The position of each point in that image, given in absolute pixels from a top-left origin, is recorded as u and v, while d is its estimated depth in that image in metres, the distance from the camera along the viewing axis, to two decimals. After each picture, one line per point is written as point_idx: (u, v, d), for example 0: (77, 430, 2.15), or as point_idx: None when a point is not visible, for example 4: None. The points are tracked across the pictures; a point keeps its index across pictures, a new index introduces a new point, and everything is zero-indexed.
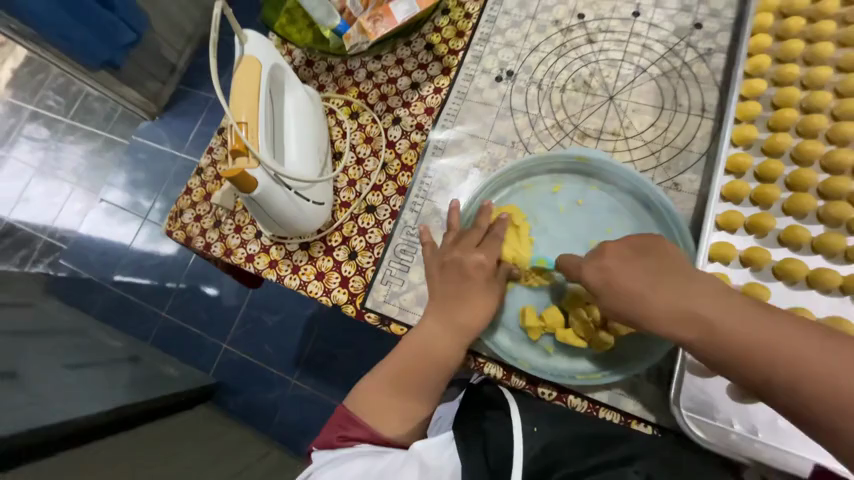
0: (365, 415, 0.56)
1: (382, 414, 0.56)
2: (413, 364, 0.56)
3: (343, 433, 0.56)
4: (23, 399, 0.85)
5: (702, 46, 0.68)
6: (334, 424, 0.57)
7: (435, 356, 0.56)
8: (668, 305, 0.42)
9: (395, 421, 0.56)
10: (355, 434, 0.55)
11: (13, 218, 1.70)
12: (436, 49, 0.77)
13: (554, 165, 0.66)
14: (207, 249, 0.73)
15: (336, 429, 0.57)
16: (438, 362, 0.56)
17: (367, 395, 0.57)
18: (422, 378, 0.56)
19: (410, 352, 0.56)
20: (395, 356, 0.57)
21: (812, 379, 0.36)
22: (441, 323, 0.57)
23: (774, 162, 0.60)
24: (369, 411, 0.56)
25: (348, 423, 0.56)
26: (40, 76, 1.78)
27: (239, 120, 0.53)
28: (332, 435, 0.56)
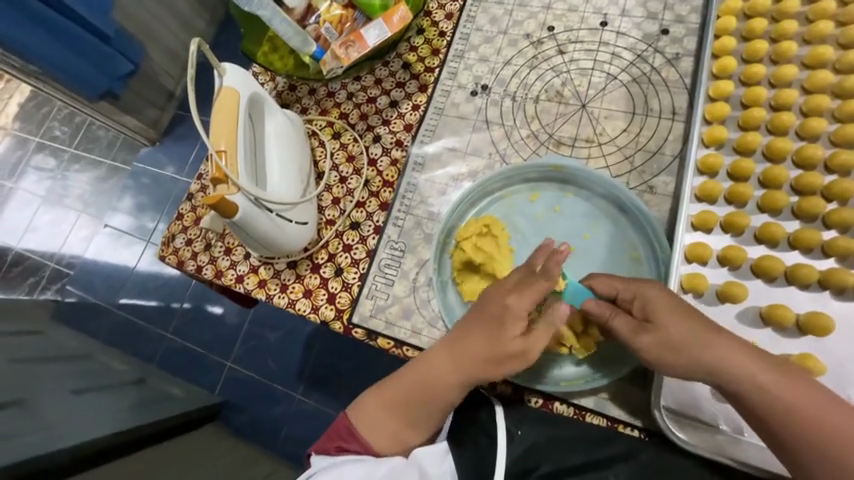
0: (364, 428, 0.56)
1: (379, 430, 0.56)
2: (414, 393, 0.55)
3: (341, 444, 0.56)
4: (30, 425, 0.86)
5: (669, 51, 0.70)
6: (334, 433, 0.58)
7: (435, 392, 0.54)
8: (694, 343, 0.47)
9: (391, 440, 0.56)
10: (354, 446, 0.56)
11: (22, 246, 1.74)
12: (412, 67, 0.79)
13: (530, 175, 0.67)
14: (199, 272, 0.76)
15: (336, 439, 0.57)
16: (439, 396, 0.54)
17: (368, 409, 0.57)
18: (422, 407, 0.54)
19: (413, 380, 0.55)
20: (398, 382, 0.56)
21: (766, 398, 0.45)
22: (447, 358, 0.54)
23: (746, 160, 0.61)
24: (369, 425, 0.56)
25: (349, 436, 0.56)
26: (45, 109, 1.84)
27: (219, 149, 0.56)
28: (330, 445, 0.57)
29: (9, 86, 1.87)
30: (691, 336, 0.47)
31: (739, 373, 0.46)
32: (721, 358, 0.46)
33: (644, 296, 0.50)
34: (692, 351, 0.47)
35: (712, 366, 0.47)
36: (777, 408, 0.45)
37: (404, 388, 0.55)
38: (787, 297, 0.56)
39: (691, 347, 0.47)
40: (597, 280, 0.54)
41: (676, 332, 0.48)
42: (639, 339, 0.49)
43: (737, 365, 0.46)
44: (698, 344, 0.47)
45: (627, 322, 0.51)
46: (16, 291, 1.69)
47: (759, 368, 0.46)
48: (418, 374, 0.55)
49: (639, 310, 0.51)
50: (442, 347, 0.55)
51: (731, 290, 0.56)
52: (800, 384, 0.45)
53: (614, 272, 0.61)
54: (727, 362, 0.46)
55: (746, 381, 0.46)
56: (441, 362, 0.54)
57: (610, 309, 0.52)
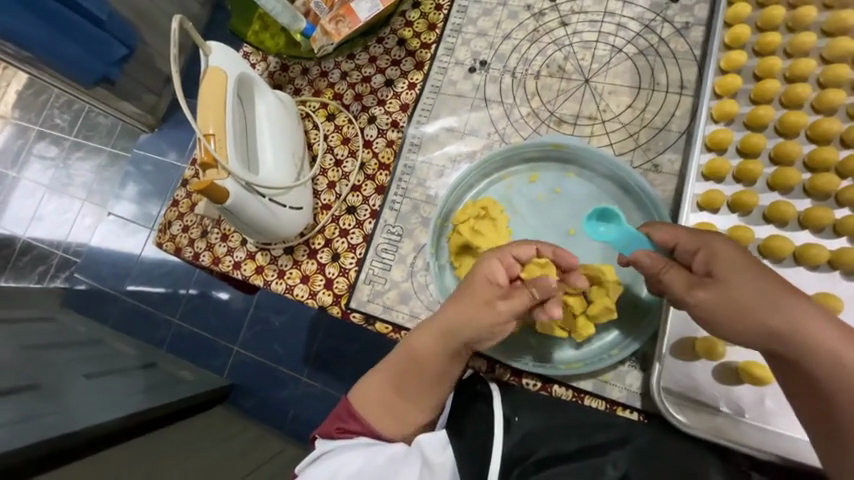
0: (363, 409, 0.57)
1: (376, 409, 0.56)
2: (407, 367, 0.55)
3: (342, 426, 0.57)
4: (42, 409, 0.88)
5: (679, 20, 0.66)
6: (335, 417, 0.59)
7: (430, 370, 0.54)
8: (760, 303, 0.42)
9: (389, 420, 0.56)
10: (353, 427, 0.56)
11: (29, 235, 1.76)
12: (408, 44, 0.76)
13: (529, 154, 0.65)
14: (196, 259, 0.75)
15: (337, 421, 0.58)
16: (434, 373, 0.54)
17: (366, 388, 0.58)
18: (419, 385, 0.55)
19: (404, 357, 0.55)
20: (395, 361, 0.56)
21: (844, 370, 0.40)
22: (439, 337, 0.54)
23: (756, 136, 0.58)
24: (368, 407, 0.57)
25: (348, 417, 0.57)
26: (43, 96, 1.82)
27: (206, 133, 0.54)
28: (331, 427, 0.58)
29: (5, 73, 1.85)
30: (758, 294, 0.42)
31: (808, 338, 0.41)
32: (789, 319, 0.41)
33: (711, 248, 0.45)
34: (755, 312, 0.42)
35: (780, 327, 0.41)
36: (845, 382, 0.40)
37: (398, 363, 0.56)
38: (794, 278, 0.54)
39: (757, 307, 0.42)
40: (658, 228, 0.50)
41: (742, 289, 0.42)
42: (694, 295, 0.44)
43: (806, 329, 0.41)
44: (764, 304, 0.42)
45: (682, 277, 0.46)
46: (26, 280, 1.71)
47: (833, 334, 0.41)
48: (407, 350, 0.56)
49: (701, 265, 0.45)
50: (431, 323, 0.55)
51: None
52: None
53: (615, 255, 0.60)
54: (794, 325, 0.41)
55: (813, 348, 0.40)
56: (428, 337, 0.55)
57: (664, 262, 0.47)
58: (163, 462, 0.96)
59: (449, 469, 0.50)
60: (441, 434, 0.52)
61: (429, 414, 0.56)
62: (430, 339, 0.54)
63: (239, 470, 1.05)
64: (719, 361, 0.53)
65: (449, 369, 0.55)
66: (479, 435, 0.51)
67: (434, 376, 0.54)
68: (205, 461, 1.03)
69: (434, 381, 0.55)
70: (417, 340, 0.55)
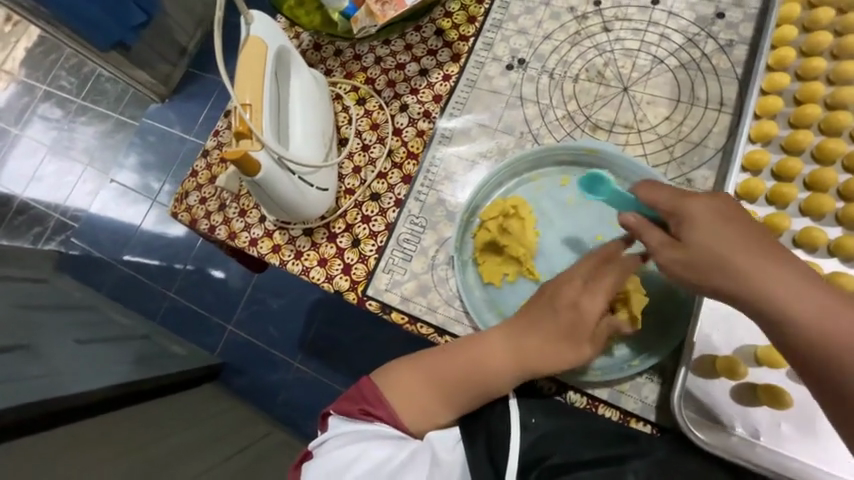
0: (391, 395, 0.55)
1: (405, 398, 0.55)
2: (466, 371, 0.54)
3: (366, 409, 0.55)
4: (33, 371, 0.87)
5: (723, 37, 0.66)
6: (358, 397, 0.57)
7: (486, 376, 0.53)
8: (725, 256, 0.43)
9: (416, 411, 0.55)
10: (378, 412, 0.55)
11: (27, 195, 1.72)
12: (446, 34, 0.75)
13: (563, 157, 0.64)
14: (212, 232, 0.74)
15: (361, 402, 0.56)
16: (488, 380, 0.53)
17: (399, 375, 0.56)
18: (466, 387, 0.54)
19: (468, 360, 0.54)
20: (447, 359, 0.55)
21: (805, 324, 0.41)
22: (508, 345, 0.54)
23: (793, 160, 0.58)
24: (398, 395, 0.55)
25: (375, 402, 0.55)
26: (54, 55, 1.78)
27: (244, 103, 0.53)
28: (354, 407, 0.56)
29: (17, 28, 1.81)
30: (722, 246, 0.43)
31: (764, 287, 0.42)
32: (742, 272, 0.43)
33: (687, 210, 0.46)
34: (715, 265, 0.43)
35: (743, 279, 0.43)
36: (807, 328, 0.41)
37: (455, 364, 0.54)
38: None
39: (720, 257, 0.43)
40: (654, 190, 0.48)
41: (704, 241, 0.44)
42: (663, 253, 0.46)
43: (767, 280, 0.42)
44: (717, 256, 0.43)
45: (657, 236, 0.47)
46: (21, 240, 1.68)
47: (792, 282, 0.42)
48: (472, 355, 0.54)
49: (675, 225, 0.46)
50: (507, 332, 0.54)
51: None
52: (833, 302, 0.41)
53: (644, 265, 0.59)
54: (748, 282, 0.42)
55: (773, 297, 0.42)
56: (501, 347, 0.54)
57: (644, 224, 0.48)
58: (150, 436, 0.95)
59: (460, 468, 0.52)
60: (455, 432, 0.54)
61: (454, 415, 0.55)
62: (502, 350, 0.53)
63: (225, 451, 1.04)
64: (738, 380, 0.53)
65: (503, 382, 0.53)
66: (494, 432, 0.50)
67: (486, 384, 0.53)
68: (192, 439, 1.02)
69: (488, 393, 0.53)
70: (484, 344, 0.54)
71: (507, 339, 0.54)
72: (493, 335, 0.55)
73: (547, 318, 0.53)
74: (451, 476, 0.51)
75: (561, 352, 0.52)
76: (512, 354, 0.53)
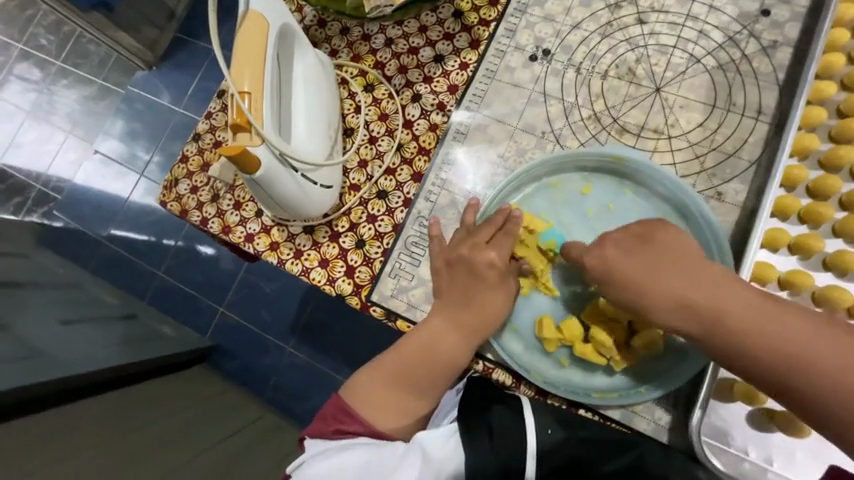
0: (363, 407, 0.54)
1: (376, 403, 0.54)
2: (415, 357, 0.54)
3: (339, 427, 0.53)
4: (18, 352, 0.82)
5: (766, 38, 0.61)
6: (329, 417, 0.55)
7: (438, 355, 0.54)
8: (661, 295, 0.46)
9: (390, 414, 0.54)
10: (353, 427, 0.53)
11: (5, 162, 1.62)
12: (465, 17, 0.68)
13: (586, 163, 0.60)
14: (204, 225, 0.68)
15: (334, 422, 0.54)
16: (438, 355, 0.54)
17: (363, 384, 0.55)
18: (425, 372, 0.54)
19: (412, 346, 0.55)
20: (398, 354, 0.55)
21: (759, 341, 0.42)
22: (444, 318, 0.55)
23: (833, 177, 0.54)
24: (368, 403, 0.54)
25: (345, 417, 0.54)
26: (29, 11, 1.64)
27: (241, 90, 0.47)
28: (328, 428, 0.54)
29: None
30: (656, 289, 0.46)
31: (715, 309, 0.44)
32: (685, 301, 0.45)
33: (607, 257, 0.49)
34: (662, 302, 0.46)
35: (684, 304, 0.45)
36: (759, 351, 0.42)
37: (403, 353, 0.55)
38: None
39: (666, 296, 0.46)
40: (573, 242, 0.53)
41: (634, 282, 0.47)
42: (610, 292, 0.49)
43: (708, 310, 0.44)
44: (660, 293, 0.46)
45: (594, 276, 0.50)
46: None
47: (735, 308, 0.43)
48: (414, 340, 0.55)
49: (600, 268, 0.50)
50: (438, 309, 0.56)
51: None
52: (783, 320, 0.42)
53: None
54: (689, 306, 0.45)
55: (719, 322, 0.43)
56: (438, 322, 0.55)
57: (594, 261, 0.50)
58: (139, 420, 0.92)
59: (454, 462, 0.51)
60: (446, 427, 0.53)
61: (429, 404, 0.55)
62: (440, 324, 0.55)
63: (216, 436, 1.02)
64: (756, 406, 0.51)
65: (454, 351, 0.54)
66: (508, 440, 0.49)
67: (442, 361, 0.54)
68: (183, 424, 0.99)
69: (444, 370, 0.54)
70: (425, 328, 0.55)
71: (438, 312, 0.56)
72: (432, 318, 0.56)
73: (461, 283, 0.56)
74: (444, 469, 0.50)
75: (487, 306, 0.54)
76: (447, 326, 0.55)
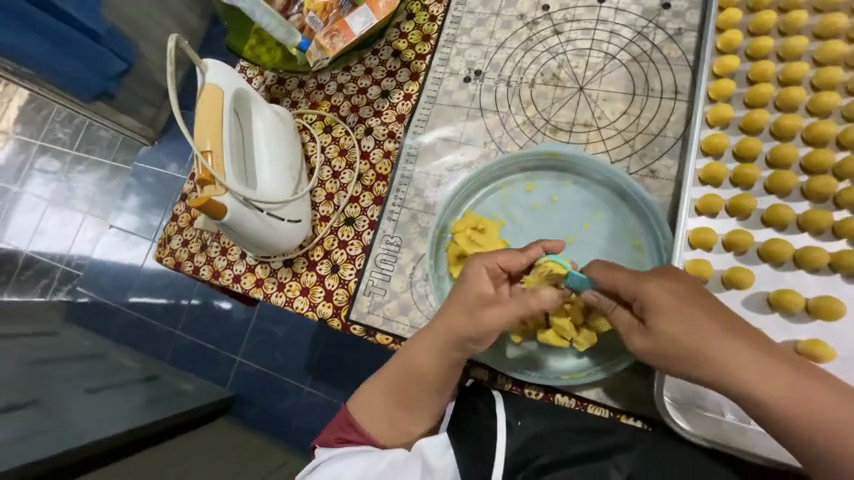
0: (362, 418, 0.56)
1: (374, 417, 0.55)
2: (410, 377, 0.54)
3: (342, 436, 0.56)
4: (45, 424, 0.87)
5: (671, 26, 0.67)
6: (334, 426, 0.58)
7: (429, 376, 0.53)
8: (700, 351, 0.42)
9: (388, 428, 0.55)
10: (354, 437, 0.55)
11: (32, 249, 1.76)
12: (403, 55, 0.76)
13: (526, 164, 0.65)
14: (196, 273, 0.75)
15: (337, 431, 0.57)
16: (432, 377, 0.53)
17: (363, 398, 0.57)
18: (420, 391, 0.54)
19: (404, 366, 0.55)
20: (394, 370, 0.55)
21: (798, 411, 0.40)
22: (436, 340, 0.53)
23: (752, 139, 0.58)
24: (369, 416, 0.56)
25: (348, 427, 0.56)
26: (45, 111, 1.84)
27: (204, 150, 0.55)
28: (332, 436, 0.57)
29: (6, 89, 1.86)
30: (697, 345, 0.42)
31: (755, 378, 0.41)
32: (725, 360, 0.42)
33: (645, 298, 0.45)
34: (699, 359, 0.42)
35: (727, 369, 0.42)
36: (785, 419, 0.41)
37: (397, 372, 0.55)
38: (796, 282, 0.54)
39: (707, 353, 0.42)
40: (598, 269, 0.51)
41: (676, 331, 0.43)
42: (633, 340, 0.47)
43: (745, 372, 0.41)
44: (700, 348, 0.42)
45: (626, 318, 0.48)
46: (29, 294, 1.72)
47: (775, 373, 0.41)
48: (405, 361, 0.55)
49: (638, 310, 0.46)
50: (428, 332, 0.54)
51: (737, 276, 0.54)
52: (818, 392, 0.41)
53: (616, 262, 0.59)
54: (730, 365, 0.42)
55: (755, 385, 0.41)
56: (429, 345, 0.54)
57: (611, 304, 0.49)
58: (166, 477, 0.94)
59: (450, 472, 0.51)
60: (441, 438, 0.52)
61: (425, 423, 0.55)
62: (431, 349, 0.53)
63: None
64: None
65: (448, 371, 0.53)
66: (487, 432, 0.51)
67: (434, 382, 0.53)
68: (209, 475, 1.01)
69: (435, 389, 0.54)
70: (418, 351, 0.54)
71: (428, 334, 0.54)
72: (424, 339, 0.54)
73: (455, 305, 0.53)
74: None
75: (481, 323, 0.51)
76: (436, 350, 0.53)
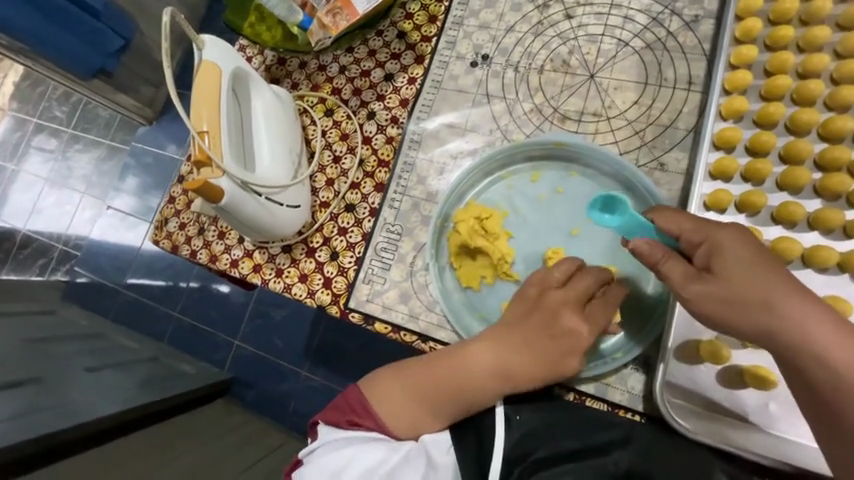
0: (378, 405, 0.54)
1: (392, 407, 0.54)
2: (449, 381, 0.52)
3: (353, 419, 0.54)
4: (45, 402, 0.87)
5: (688, 13, 0.64)
6: (344, 407, 0.56)
7: (475, 388, 0.51)
8: (756, 298, 0.41)
9: (406, 423, 0.53)
10: (366, 422, 0.54)
11: (29, 228, 1.74)
12: (408, 37, 0.74)
13: (533, 152, 0.63)
14: (193, 256, 0.74)
15: (348, 413, 0.55)
16: (480, 392, 0.51)
17: (383, 385, 0.55)
18: (457, 398, 0.52)
19: (449, 368, 0.52)
20: (429, 368, 0.53)
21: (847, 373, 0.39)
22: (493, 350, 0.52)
23: (766, 134, 0.56)
24: (385, 403, 0.54)
25: (361, 411, 0.55)
26: (41, 88, 1.80)
27: (201, 130, 0.54)
28: (342, 418, 0.55)
29: (1, 64, 1.82)
30: (756, 291, 0.41)
31: (806, 331, 0.40)
32: (789, 312, 0.41)
33: (717, 241, 0.44)
34: (759, 307, 0.41)
35: (778, 318, 0.41)
36: (833, 378, 0.40)
37: (435, 373, 0.53)
38: (803, 281, 0.53)
39: (764, 300, 0.41)
40: (661, 215, 0.48)
41: (741, 273, 0.42)
42: (689, 287, 0.44)
43: (795, 319, 0.40)
44: (759, 296, 0.41)
45: (681, 268, 0.44)
46: (28, 273, 1.71)
47: (826, 327, 0.40)
48: (454, 360, 0.52)
49: (702, 258, 0.44)
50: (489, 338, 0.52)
51: None
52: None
53: (619, 257, 0.58)
54: (790, 316, 0.41)
55: (804, 338, 0.40)
56: (486, 355, 0.52)
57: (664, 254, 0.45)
58: (160, 458, 0.94)
59: (452, 471, 0.51)
60: (444, 435, 0.53)
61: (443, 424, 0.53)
62: (489, 358, 0.51)
63: (236, 467, 1.03)
64: (723, 365, 0.52)
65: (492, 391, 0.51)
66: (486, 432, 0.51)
67: (478, 397, 0.51)
68: (204, 458, 1.01)
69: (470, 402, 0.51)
70: (475, 357, 0.52)
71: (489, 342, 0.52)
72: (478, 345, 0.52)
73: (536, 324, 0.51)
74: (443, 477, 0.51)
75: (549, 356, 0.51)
76: (499, 363, 0.51)
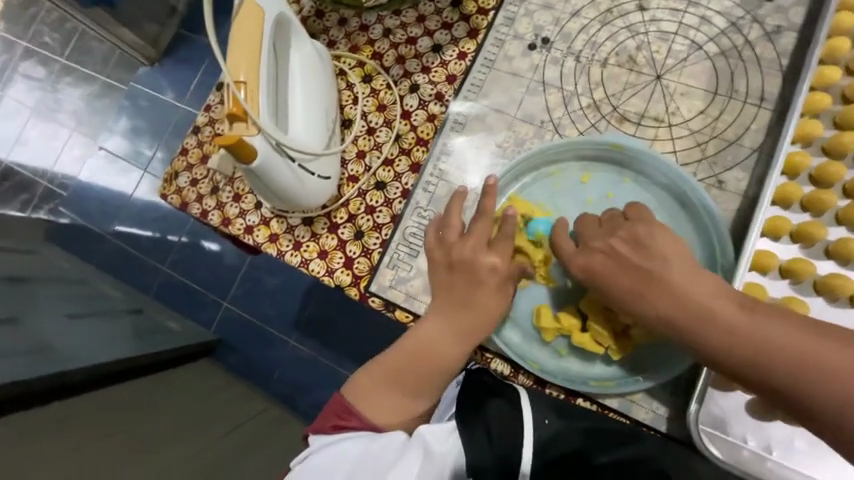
0: (362, 405, 0.52)
1: (374, 403, 0.52)
2: (416, 357, 0.52)
3: (339, 423, 0.52)
4: (23, 346, 0.82)
5: (770, 23, 0.60)
6: (328, 414, 0.54)
7: (439, 356, 0.52)
8: (669, 297, 0.44)
9: (392, 415, 0.52)
10: (352, 423, 0.52)
11: (11, 160, 1.63)
12: (463, 6, 0.67)
13: (585, 152, 0.59)
14: (204, 217, 0.69)
15: (331, 418, 0.53)
16: (443, 359, 0.52)
17: (361, 384, 0.54)
18: (429, 373, 0.52)
19: (410, 345, 0.53)
20: (398, 349, 0.53)
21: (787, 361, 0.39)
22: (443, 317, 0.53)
23: (835, 164, 0.53)
24: (368, 402, 0.52)
25: (344, 414, 0.53)
26: (34, 9, 1.65)
27: (237, 80, 0.48)
28: (325, 425, 0.53)
29: None
30: (666, 290, 0.45)
31: (727, 324, 0.42)
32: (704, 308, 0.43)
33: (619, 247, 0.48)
34: (674, 307, 0.44)
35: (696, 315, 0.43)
36: (773, 367, 0.39)
37: (404, 353, 0.53)
38: (848, 321, 0.51)
39: (675, 296, 0.44)
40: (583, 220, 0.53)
41: (648, 276, 0.46)
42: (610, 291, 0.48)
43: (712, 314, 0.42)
44: (669, 294, 0.44)
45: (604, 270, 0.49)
46: (7, 207, 1.61)
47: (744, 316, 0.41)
48: (416, 336, 0.53)
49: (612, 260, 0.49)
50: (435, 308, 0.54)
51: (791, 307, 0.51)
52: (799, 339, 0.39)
53: None
54: (707, 311, 0.43)
55: (728, 331, 0.42)
56: (438, 325, 0.53)
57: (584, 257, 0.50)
58: (140, 414, 0.90)
59: (455, 459, 0.48)
60: (447, 425, 0.50)
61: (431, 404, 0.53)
62: (444, 329, 0.53)
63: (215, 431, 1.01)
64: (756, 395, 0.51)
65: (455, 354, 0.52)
66: (507, 435, 0.48)
67: (445, 367, 0.52)
68: (185, 419, 0.98)
69: (442, 373, 0.52)
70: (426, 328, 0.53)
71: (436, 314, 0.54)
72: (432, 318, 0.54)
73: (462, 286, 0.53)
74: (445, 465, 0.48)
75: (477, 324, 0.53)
76: (447, 327, 0.52)
